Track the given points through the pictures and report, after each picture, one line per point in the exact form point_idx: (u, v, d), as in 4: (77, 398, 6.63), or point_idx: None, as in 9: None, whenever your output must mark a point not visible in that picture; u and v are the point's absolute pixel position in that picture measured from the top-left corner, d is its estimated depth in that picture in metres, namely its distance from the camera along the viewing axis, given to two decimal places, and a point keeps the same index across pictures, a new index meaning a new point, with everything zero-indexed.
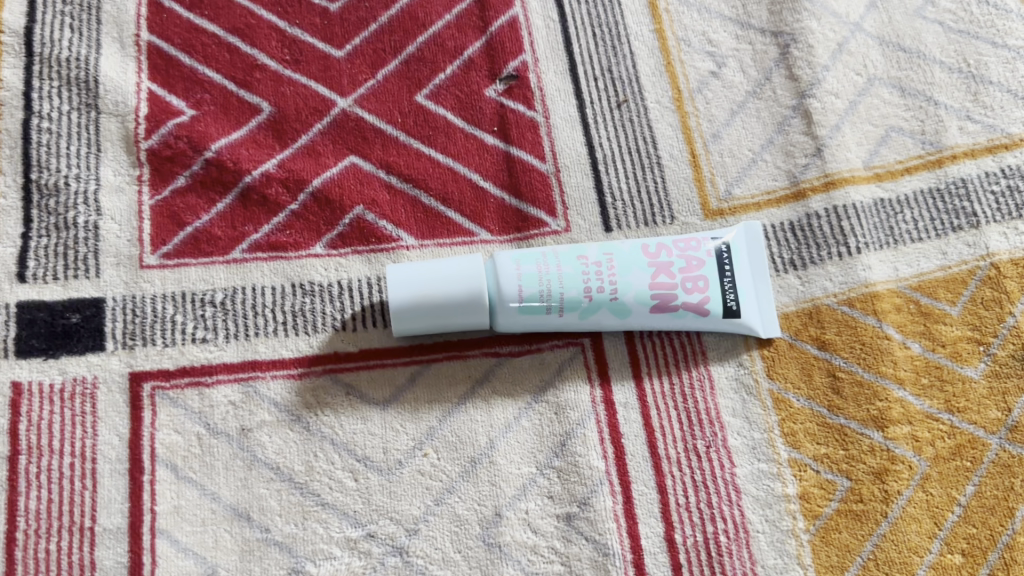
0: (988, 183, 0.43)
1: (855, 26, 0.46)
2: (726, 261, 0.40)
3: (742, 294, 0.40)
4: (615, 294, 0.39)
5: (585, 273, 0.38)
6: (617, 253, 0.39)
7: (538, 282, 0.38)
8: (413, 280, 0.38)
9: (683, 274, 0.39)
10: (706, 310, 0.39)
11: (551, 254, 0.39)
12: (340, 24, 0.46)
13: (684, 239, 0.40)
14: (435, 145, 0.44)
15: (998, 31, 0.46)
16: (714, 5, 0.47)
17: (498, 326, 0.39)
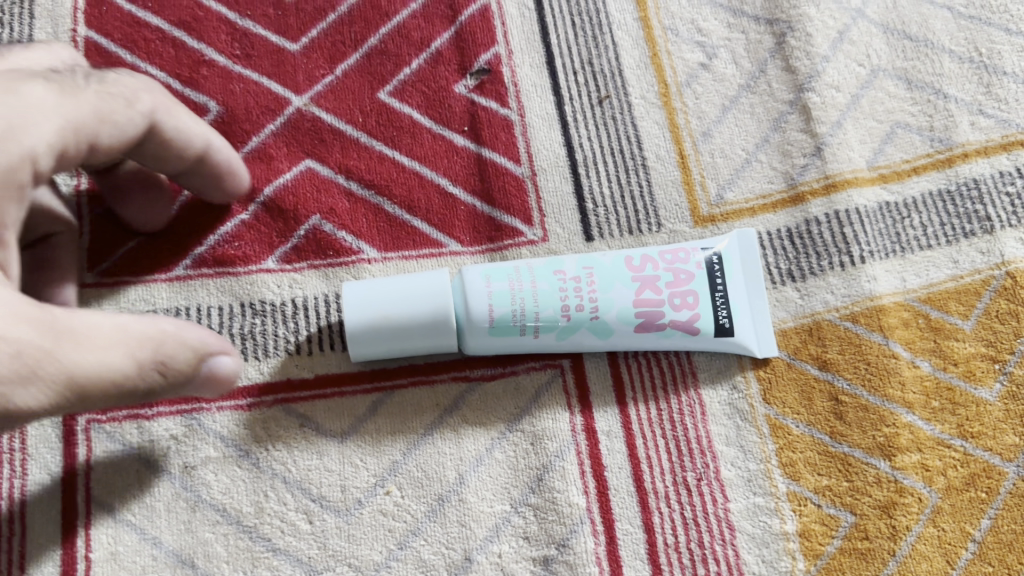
0: (1002, 184, 0.40)
1: (857, 12, 0.42)
2: (718, 274, 0.36)
3: (736, 310, 0.36)
4: (596, 312, 0.35)
5: (563, 290, 0.35)
6: (597, 267, 0.35)
7: (510, 300, 0.34)
8: (372, 301, 0.34)
9: (671, 290, 0.35)
10: (696, 329, 0.35)
11: (524, 269, 0.35)
12: (295, 14, 0.42)
13: (671, 250, 0.36)
14: (400, 147, 0.40)
15: (1012, 16, 0.42)
16: None
17: (466, 348, 0.36)
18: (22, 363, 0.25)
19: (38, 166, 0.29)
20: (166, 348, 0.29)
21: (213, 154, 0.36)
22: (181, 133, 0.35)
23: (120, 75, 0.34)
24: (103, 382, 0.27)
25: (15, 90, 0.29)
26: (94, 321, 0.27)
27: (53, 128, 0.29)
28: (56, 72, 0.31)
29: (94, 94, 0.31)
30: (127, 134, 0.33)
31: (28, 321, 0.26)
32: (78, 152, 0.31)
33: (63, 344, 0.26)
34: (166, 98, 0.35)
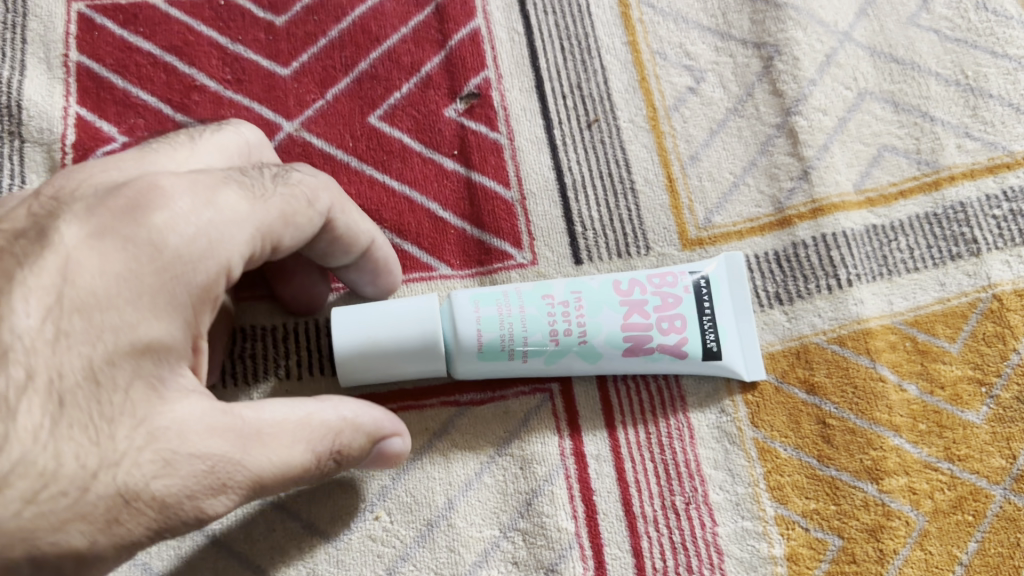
0: (989, 207, 0.40)
1: (844, 35, 0.43)
2: (706, 297, 0.36)
3: (724, 333, 0.36)
4: (584, 336, 0.35)
5: (551, 314, 0.35)
6: (585, 291, 0.35)
7: (499, 325, 0.34)
8: (361, 324, 0.34)
9: (659, 314, 0.35)
10: (684, 352, 0.35)
11: (512, 293, 0.35)
12: (286, 39, 0.42)
13: (659, 274, 0.36)
14: (390, 172, 0.40)
15: (998, 39, 0.43)
16: (692, 14, 0.43)
17: (456, 373, 0.36)
18: (216, 477, 0.26)
19: (229, 273, 0.29)
20: (344, 436, 0.30)
21: (377, 249, 0.35)
22: (351, 230, 0.34)
23: (301, 170, 0.33)
24: (284, 478, 0.28)
25: (211, 199, 0.28)
26: (280, 419, 0.28)
27: (246, 236, 0.29)
28: (241, 171, 0.30)
29: (280, 197, 0.30)
30: (308, 233, 0.31)
31: (224, 431, 0.27)
32: (263, 254, 0.30)
33: (253, 450, 0.27)
34: (340, 192, 0.33)
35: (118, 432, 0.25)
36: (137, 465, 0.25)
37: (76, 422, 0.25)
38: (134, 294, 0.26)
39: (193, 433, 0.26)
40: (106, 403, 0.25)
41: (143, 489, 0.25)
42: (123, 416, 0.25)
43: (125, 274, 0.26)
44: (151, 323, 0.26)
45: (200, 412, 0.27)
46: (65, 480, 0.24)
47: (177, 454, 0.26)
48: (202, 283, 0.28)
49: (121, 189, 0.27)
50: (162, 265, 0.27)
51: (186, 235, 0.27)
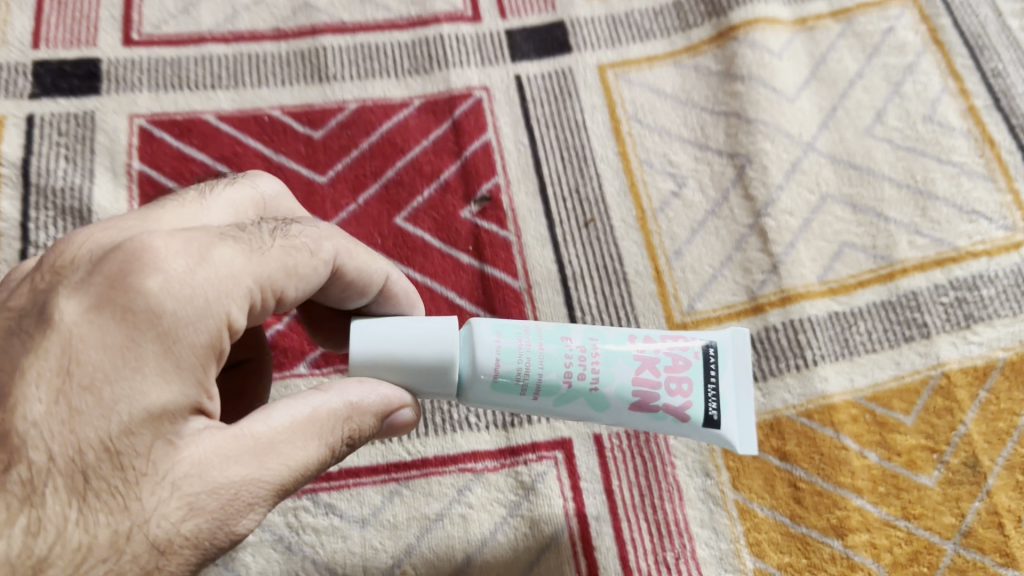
0: (937, 295, 0.46)
1: (808, 145, 0.49)
2: (715, 364, 0.34)
3: (726, 404, 0.33)
4: (595, 385, 0.32)
5: (567, 355, 0.32)
6: (601, 339, 0.33)
7: (517, 357, 0.32)
8: (379, 334, 0.31)
9: (668, 373, 0.33)
10: (687, 418, 0.33)
11: (533, 330, 0.32)
12: (323, 151, 0.49)
13: (675, 335, 0.34)
14: (413, 265, 0.46)
15: (943, 148, 0.49)
16: (674, 128, 0.50)
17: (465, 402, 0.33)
18: (240, 499, 0.26)
19: (232, 326, 0.28)
20: (350, 417, 0.30)
21: (394, 284, 0.35)
22: (362, 272, 0.33)
23: (302, 220, 0.33)
24: (302, 478, 0.28)
25: (205, 256, 0.28)
26: (290, 421, 0.28)
27: (246, 289, 0.28)
28: (240, 227, 0.30)
29: (280, 249, 0.30)
30: (314, 283, 0.31)
31: (239, 456, 0.27)
32: (271, 304, 0.30)
33: (268, 464, 0.27)
34: (345, 240, 0.33)
35: (141, 492, 0.25)
36: (164, 516, 0.25)
37: (98, 492, 0.25)
38: (137, 361, 0.26)
39: (213, 469, 0.26)
40: (121, 466, 0.25)
41: (174, 535, 0.25)
42: (142, 478, 0.25)
43: (126, 342, 0.26)
44: (153, 387, 0.26)
45: (215, 445, 0.26)
46: (99, 550, 0.25)
47: (199, 495, 0.26)
48: (207, 336, 0.27)
49: (114, 252, 0.27)
50: (162, 328, 0.26)
51: (182, 295, 0.27)
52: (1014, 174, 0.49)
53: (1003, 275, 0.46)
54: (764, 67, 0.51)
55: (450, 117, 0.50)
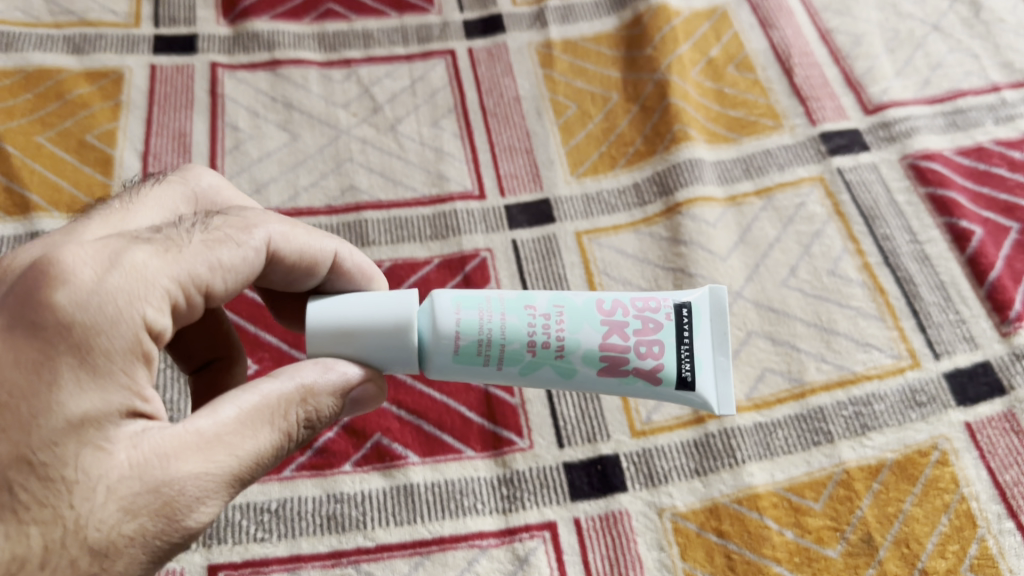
0: (840, 408, 0.59)
1: (737, 293, 0.64)
2: (685, 329, 0.44)
3: (697, 366, 0.44)
4: (563, 349, 0.43)
5: (532, 324, 0.43)
6: (563, 310, 0.43)
7: (482, 329, 0.42)
8: (340, 311, 0.42)
9: (637, 337, 0.43)
10: (658, 377, 0.44)
11: (496, 303, 0.43)
12: None
13: (641, 303, 0.45)
14: (433, 386, 0.60)
15: (843, 295, 0.64)
16: (634, 280, 0.64)
17: (435, 367, 0.43)
18: (186, 494, 0.36)
19: (150, 323, 0.38)
20: (304, 398, 0.41)
21: (342, 261, 0.45)
22: (307, 249, 0.44)
23: (229, 212, 0.44)
24: (250, 463, 0.38)
25: (119, 277, 0.37)
26: (231, 420, 0.38)
27: (158, 293, 0.38)
28: (155, 238, 0.40)
29: (195, 250, 0.40)
30: (242, 272, 0.42)
31: (182, 455, 0.36)
32: (197, 297, 0.40)
33: (212, 459, 0.37)
34: (284, 225, 0.44)
35: (73, 499, 0.34)
36: (102, 521, 0.34)
37: (28, 505, 0.34)
38: (50, 375, 0.35)
39: (152, 470, 0.36)
40: (47, 477, 0.34)
41: (115, 535, 0.35)
42: (74, 485, 0.35)
43: (42, 364, 0.35)
44: (69, 395, 0.35)
45: (152, 447, 0.36)
46: (36, 557, 0.34)
47: (134, 495, 0.35)
48: (121, 346, 0.37)
49: (34, 299, 0.36)
50: (74, 346, 0.36)
51: (92, 314, 0.36)
52: (899, 314, 0.63)
53: (890, 393, 0.60)
54: (703, 233, 0.66)
55: (461, 272, 0.65)
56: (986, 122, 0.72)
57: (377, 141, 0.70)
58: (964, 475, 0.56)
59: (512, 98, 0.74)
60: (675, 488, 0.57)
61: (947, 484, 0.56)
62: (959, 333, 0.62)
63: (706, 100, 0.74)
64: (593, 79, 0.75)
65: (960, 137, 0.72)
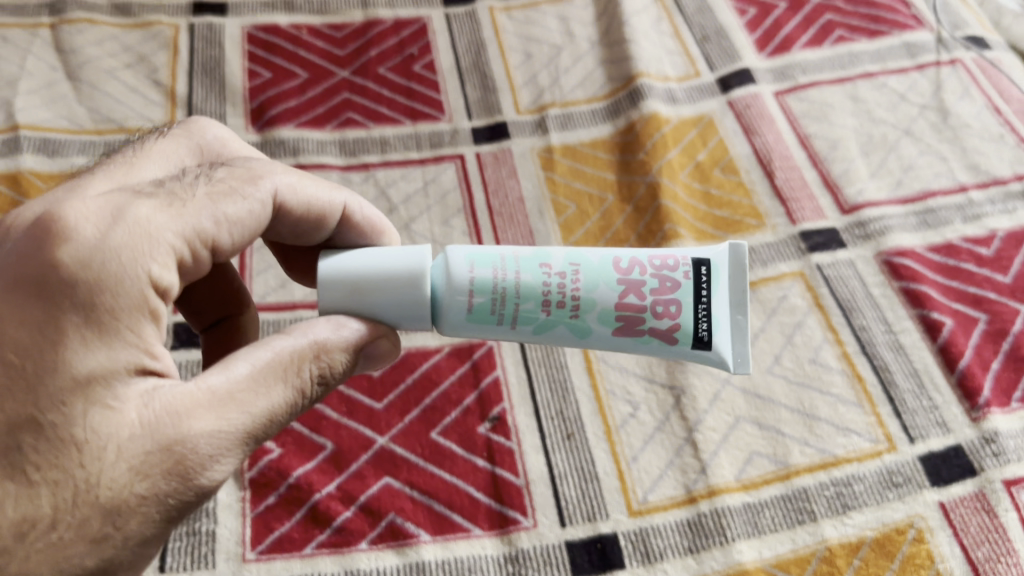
0: (822, 489, 0.63)
1: (726, 380, 0.68)
2: (701, 289, 0.49)
3: (712, 326, 0.49)
4: (579, 308, 0.48)
5: (547, 281, 0.47)
6: (580, 269, 0.48)
7: (498, 285, 0.47)
8: (358, 267, 0.47)
9: (655, 297, 0.48)
10: (675, 335, 0.49)
11: (512, 261, 0.48)
12: (380, 385, 0.68)
13: (659, 263, 0.49)
14: (444, 468, 0.64)
15: (824, 382, 0.69)
16: (630, 367, 0.69)
17: (456, 320, 0.48)
18: (200, 451, 0.41)
19: (156, 278, 0.42)
20: (316, 355, 0.45)
21: (352, 213, 0.51)
22: (316, 201, 0.50)
23: (234, 164, 0.49)
24: (260, 420, 0.43)
25: (126, 239, 0.42)
26: (242, 380, 0.43)
27: (164, 249, 0.43)
28: (160, 195, 0.44)
29: (198, 205, 0.45)
30: (247, 224, 0.47)
31: (194, 414, 0.41)
32: (203, 251, 0.45)
33: (222, 417, 0.41)
34: (290, 178, 0.49)
35: (86, 459, 0.39)
36: (113, 480, 0.39)
37: (39, 464, 0.38)
38: (55, 333, 0.40)
39: (163, 429, 0.40)
40: (58, 437, 0.39)
41: (130, 492, 0.39)
42: (85, 444, 0.39)
43: (47, 322, 0.40)
44: (75, 353, 0.40)
45: (162, 406, 0.41)
46: (46, 518, 0.38)
47: (146, 453, 0.39)
48: (126, 305, 0.41)
49: (43, 262, 0.40)
50: (79, 305, 0.40)
51: (99, 272, 0.41)
52: (876, 400, 0.68)
53: (869, 474, 0.64)
54: None
55: (470, 359, 0.70)
56: (955, 221, 0.78)
57: None
58: (939, 552, 0.60)
59: (516, 198, 0.80)
60: (670, 565, 0.61)
61: (923, 560, 0.60)
62: (932, 418, 0.67)
63: (694, 201, 0.80)
64: (590, 180, 0.81)
65: (931, 234, 0.77)
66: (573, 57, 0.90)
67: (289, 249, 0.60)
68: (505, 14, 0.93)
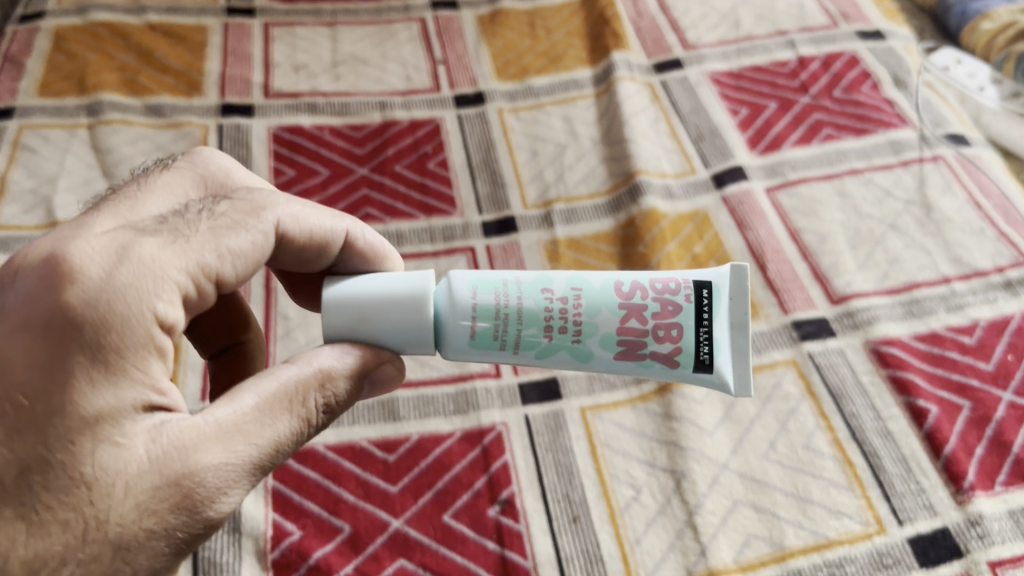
0: (817, 571, 0.67)
1: (723, 464, 0.72)
2: (702, 313, 0.55)
3: (712, 350, 0.55)
4: (582, 332, 0.54)
5: (549, 306, 0.54)
6: (582, 295, 0.54)
7: (503, 310, 0.53)
8: (369, 295, 0.54)
9: (656, 321, 0.54)
10: (676, 359, 0.55)
11: (515, 288, 0.54)
12: (395, 468, 0.72)
13: (662, 287, 0.55)
14: (455, 550, 0.68)
15: (817, 467, 0.72)
16: (633, 453, 0.73)
17: (463, 341, 0.54)
18: (209, 485, 0.46)
19: (162, 315, 0.48)
20: (319, 385, 0.51)
21: (353, 240, 0.58)
22: (320, 230, 0.57)
23: (234, 198, 0.56)
24: (265, 452, 0.48)
25: (134, 283, 0.47)
26: (249, 414, 0.48)
27: (169, 287, 0.49)
28: (165, 237, 0.50)
29: (199, 244, 0.51)
30: (248, 259, 0.53)
31: (201, 450, 0.46)
32: (208, 284, 0.51)
33: (229, 452, 0.47)
34: (295, 210, 0.56)
35: (98, 497, 0.43)
36: (123, 516, 0.43)
37: (50, 505, 0.43)
38: (65, 374, 0.44)
39: (171, 465, 0.45)
40: (71, 476, 0.43)
41: (141, 527, 0.44)
42: (96, 482, 0.44)
43: (58, 362, 0.45)
44: (85, 392, 0.45)
45: (171, 443, 0.46)
46: (57, 556, 0.42)
47: (157, 488, 0.44)
48: (134, 344, 0.46)
49: (56, 313, 0.45)
50: (88, 347, 0.45)
51: (110, 315, 0.46)
52: (866, 485, 0.71)
53: (860, 555, 0.67)
54: (692, 410, 0.75)
55: (480, 444, 0.74)
56: (939, 310, 0.82)
57: None
58: None
59: None
60: None
61: None
62: (920, 501, 0.70)
63: None
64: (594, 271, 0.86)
65: (917, 324, 0.82)
66: (577, 155, 0.95)
67: (296, 275, 0.68)
68: (513, 114, 0.99)
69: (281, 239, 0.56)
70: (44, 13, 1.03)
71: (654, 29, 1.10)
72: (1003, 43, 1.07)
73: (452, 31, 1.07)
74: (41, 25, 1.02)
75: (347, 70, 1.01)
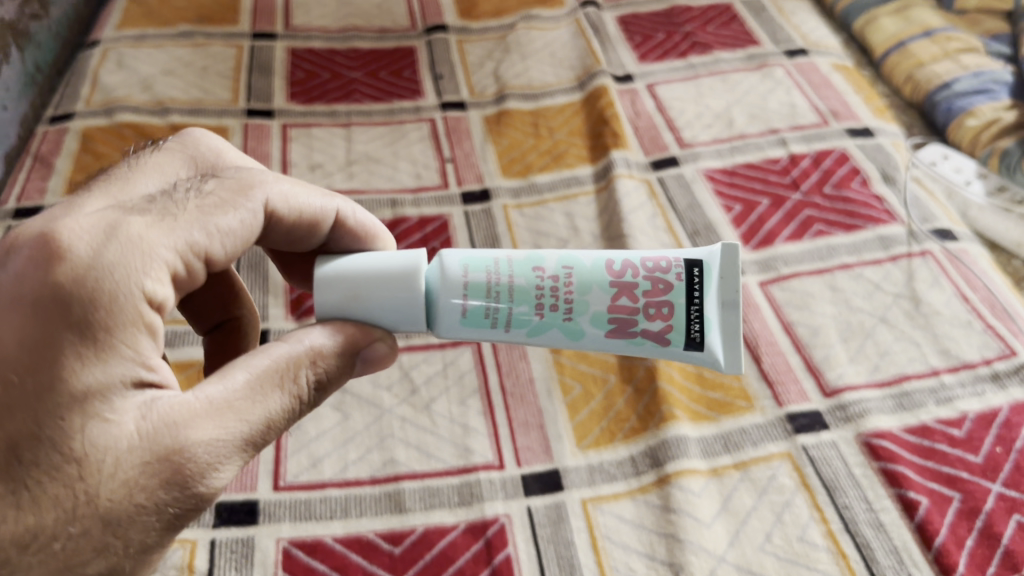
0: None
1: (720, 556, 0.74)
2: (693, 290, 0.62)
3: (703, 326, 0.62)
4: (576, 311, 0.61)
5: (540, 286, 0.61)
6: (572, 276, 0.62)
7: (492, 289, 0.61)
8: (360, 277, 0.61)
9: (648, 300, 0.61)
10: (669, 336, 0.62)
11: (505, 268, 0.62)
12: (401, 560, 0.74)
13: (653, 267, 0.62)
14: None
15: (811, 559, 0.74)
16: (633, 545, 0.75)
17: (460, 318, 0.62)
18: (201, 460, 0.51)
19: (152, 295, 0.54)
20: (310, 362, 0.58)
21: (341, 217, 0.65)
22: (309, 207, 0.64)
23: (223, 177, 0.62)
24: (255, 430, 0.54)
25: (123, 267, 0.53)
26: (240, 391, 0.54)
27: (158, 268, 0.54)
28: (154, 220, 0.56)
29: (185, 227, 0.57)
30: (234, 238, 0.59)
31: (190, 429, 0.51)
32: (197, 263, 0.57)
33: (219, 430, 0.52)
34: (284, 190, 0.63)
35: (88, 474, 0.49)
36: (112, 493, 0.49)
37: (43, 481, 0.48)
38: (56, 352, 0.50)
39: (161, 442, 0.51)
40: (64, 453, 0.49)
41: (132, 503, 0.49)
42: (87, 459, 0.49)
43: (50, 341, 0.50)
44: (75, 369, 0.50)
45: (160, 421, 0.51)
46: (48, 529, 0.48)
47: (148, 463, 0.50)
48: (122, 323, 0.52)
49: (52, 295, 0.51)
50: (77, 328, 0.51)
51: (100, 298, 0.52)
52: None
53: None
54: (690, 503, 0.77)
55: (483, 536, 0.76)
56: (928, 403, 0.85)
57: (414, 418, 0.84)
58: None
59: (527, 379, 0.89)
60: None
61: None
62: None
63: (688, 382, 0.88)
64: (595, 363, 0.89)
65: (907, 417, 0.84)
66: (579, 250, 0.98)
67: (288, 255, 0.76)
68: (517, 210, 1.04)
69: (272, 218, 0.63)
70: (73, 115, 1.09)
71: (651, 127, 1.15)
72: (987, 139, 1.12)
73: (459, 131, 1.13)
74: (69, 126, 1.07)
75: (360, 168, 1.06)
